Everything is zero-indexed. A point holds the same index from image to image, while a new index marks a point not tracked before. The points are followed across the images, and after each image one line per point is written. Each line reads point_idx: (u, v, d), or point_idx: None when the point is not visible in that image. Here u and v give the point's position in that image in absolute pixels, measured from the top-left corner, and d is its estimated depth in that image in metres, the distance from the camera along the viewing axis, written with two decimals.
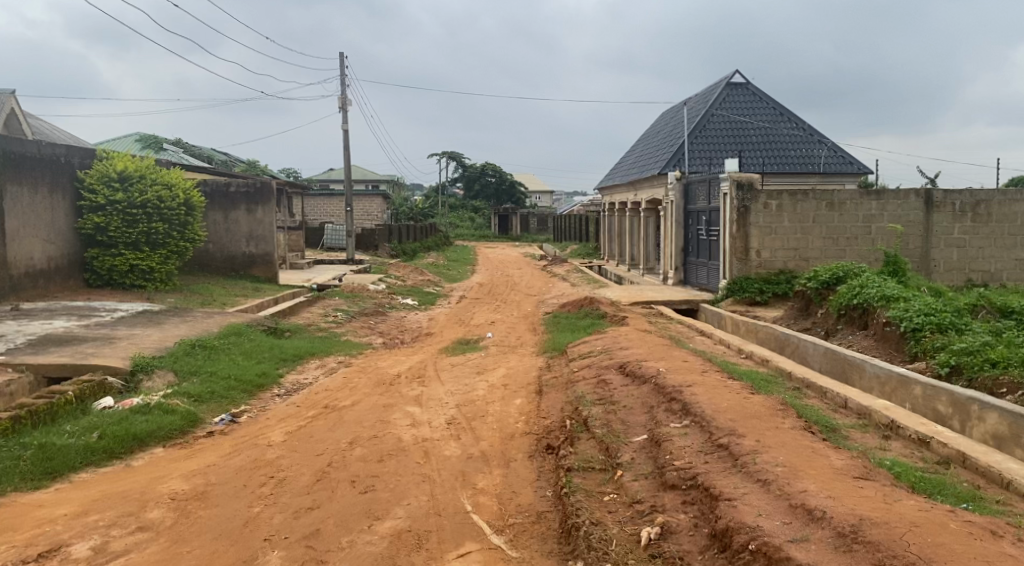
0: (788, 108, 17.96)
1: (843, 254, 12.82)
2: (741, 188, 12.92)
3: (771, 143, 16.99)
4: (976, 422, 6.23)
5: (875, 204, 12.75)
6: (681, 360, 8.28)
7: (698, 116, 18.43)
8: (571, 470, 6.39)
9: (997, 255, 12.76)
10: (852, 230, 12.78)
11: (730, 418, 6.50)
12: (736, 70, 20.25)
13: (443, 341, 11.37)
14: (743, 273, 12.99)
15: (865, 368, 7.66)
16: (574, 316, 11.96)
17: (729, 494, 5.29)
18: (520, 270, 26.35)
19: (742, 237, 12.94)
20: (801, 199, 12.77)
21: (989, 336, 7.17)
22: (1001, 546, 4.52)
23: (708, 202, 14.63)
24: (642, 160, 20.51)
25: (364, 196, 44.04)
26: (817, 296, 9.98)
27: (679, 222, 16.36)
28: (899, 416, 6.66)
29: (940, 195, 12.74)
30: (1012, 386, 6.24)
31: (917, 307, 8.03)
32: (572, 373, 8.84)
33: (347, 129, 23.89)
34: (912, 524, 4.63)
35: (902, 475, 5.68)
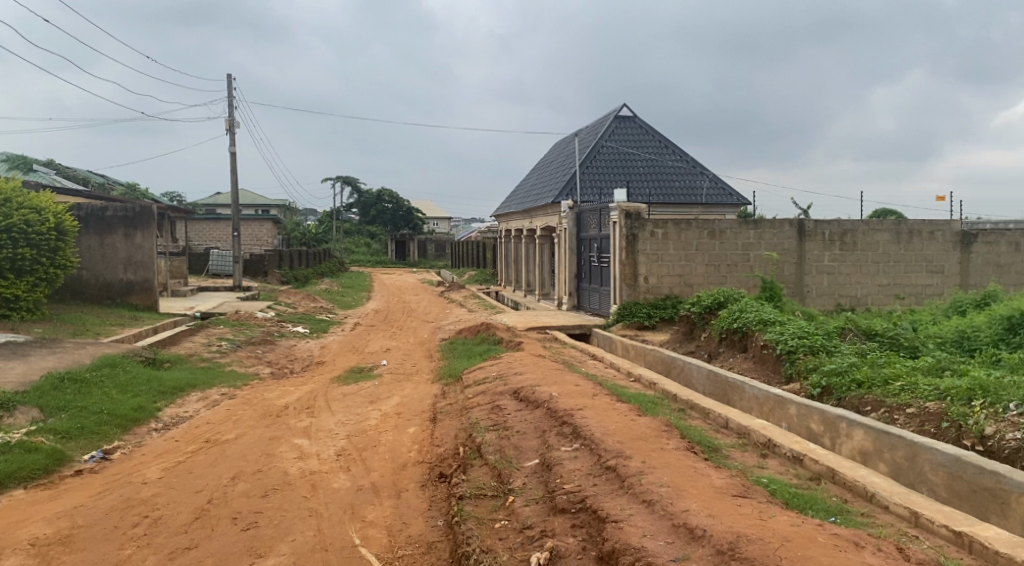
0: (673, 141, 18.81)
1: (725, 281, 13.40)
2: (630, 217, 13.37)
3: (659, 174, 17.71)
4: (845, 439, 6.75)
5: (752, 232, 13.42)
6: (573, 384, 8.37)
7: (588, 147, 19.00)
8: (462, 498, 6.34)
9: (862, 280, 13.59)
10: (733, 257, 13.38)
11: (618, 440, 6.63)
12: (624, 104, 21.05)
13: (335, 369, 11.14)
14: (632, 297, 13.41)
15: (745, 389, 7.98)
16: (470, 342, 11.96)
17: (616, 516, 5.49)
18: (417, 296, 26.33)
19: (631, 263, 13.35)
20: (685, 228, 13.32)
21: (855, 357, 7.61)
22: (862, 556, 4.99)
23: (600, 230, 15.02)
24: (537, 188, 20.90)
25: (253, 220, 43.16)
26: (701, 320, 10.35)
27: (572, 248, 16.67)
28: (775, 434, 6.97)
29: (811, 225, 13.49)
30: (875, 405, 6.80)
31: (791, 331, 8.47)
32: (466, 399, 8.77)
33: (234, 152, 23.19)
34: (784, 539, 5.06)
35: (777, 492, 6.02)
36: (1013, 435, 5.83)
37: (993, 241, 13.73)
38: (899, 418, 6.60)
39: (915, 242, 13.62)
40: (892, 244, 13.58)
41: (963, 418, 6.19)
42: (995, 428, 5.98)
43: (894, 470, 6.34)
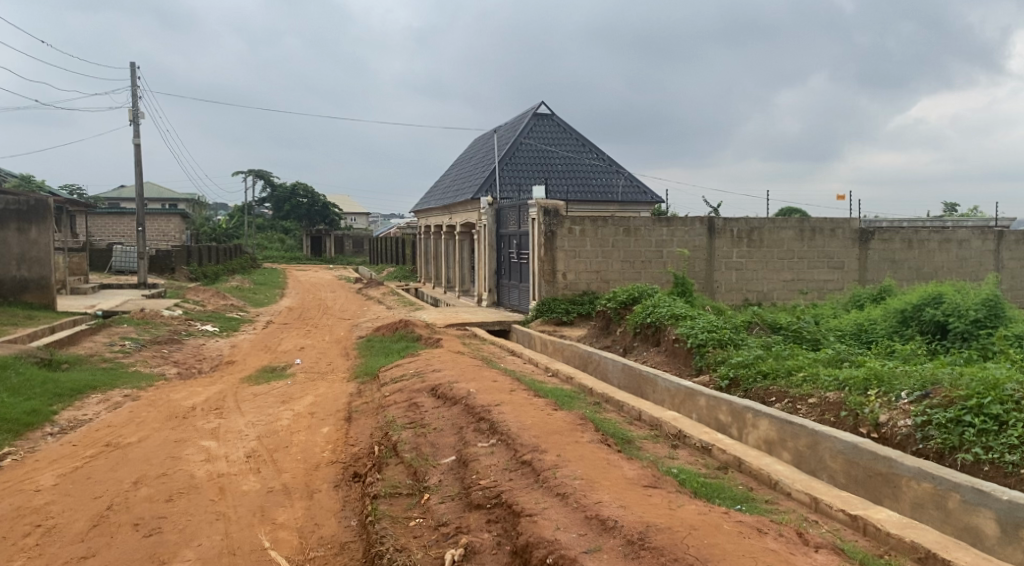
0: (589, 139, 19.10)
1: (640, 277, 13.65)
2: (548, 214, 13.44)
3: (576, 172, 17.99)
4: (751, 429, 6.99)
5: (665, 230, 13.72)
6: (490, 380, 8.40)
7: (507, 144, 19.13)
8: (377, 497, 6.26)
9: (768, 276, 14.09)
10: (646, 254, 13.65)
11: (534, 434, 6.68)
12: (542, 102, 21.32)
13: (246, 369, 10.85)
14: (551, 294, 13.53)
15: (658, 382, 8.15)
16: (388, 340, 11.84)
17: (531, 510, 5.53)
18: (333, 293, 25.93)
19: (549, 260, 13.44)
20: (602, 225, 13.50)
21: (760, 350, 7.90)
22: (764, 542, 5.21)
23: (519, 227, 15.10)
24: (456, 184, 20.92)
25: (160, 214, 41.61)
26: (617, 315, 10.54)
27: (491, 245, 16.71)
28: (685, 426, 7.16)
29: (721, 223, 13.97)
30: (780, 396, 7.09)
31: (702, 325, 8.72)
32: (383, 397, 8.67)
33: (138, 144, 22.28)
34: (691, 528, 5.23)
35: (686, 481, 6.19)
36: (904, 422, 6.25)
37: (889, 239, 14.44)
38: (801, 407, 6.91)
39: (817, 240, 14.20)
40: (796, 240, 14.14)
41: (859, 407, 6.55)
42: (888, 416, 6.39)
43: (797, 458, 6.61)
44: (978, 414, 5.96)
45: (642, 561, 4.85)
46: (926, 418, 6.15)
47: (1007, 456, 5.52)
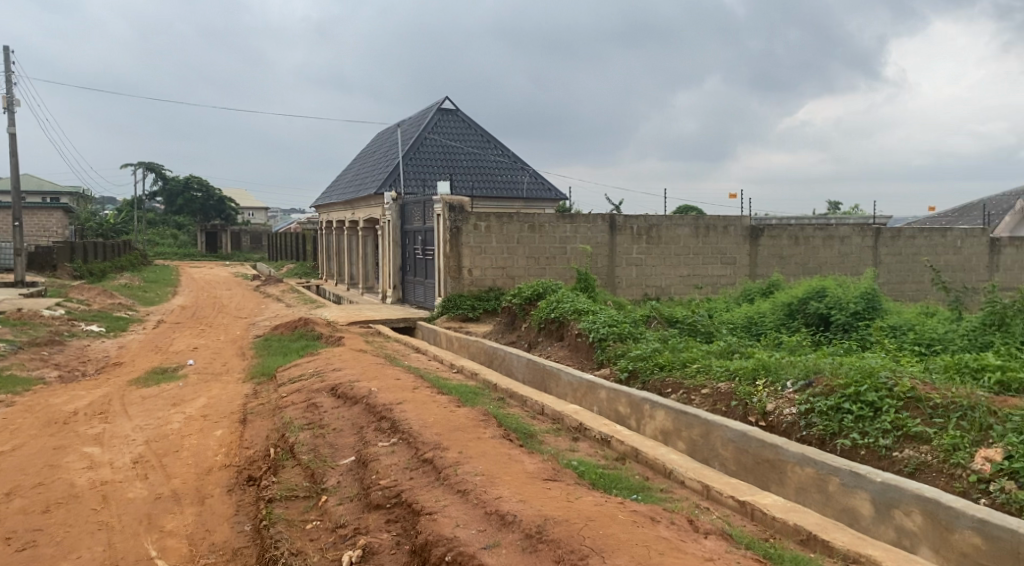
0: (493, 135, 19.48)
1: (544, 273, 13.71)
2: (453, 210, 13.34)
3: (481, 168, 18.33)
4: (648, 420, 7.19)
5: (569, 226, 13.83)
6: (393, 378, 8.33)
7: (411, 138, 19.06)
8: (273, 501, 6.11)
9: (666, 272, 14.50)
10: (551, 250, 13.69)
11: (436, 432, 6.66)
12: (446, 96, 21.38)
13: (134, 371, 10.38)
14: (456, 290, 13.47)
15: (561, 376, 8.28)
16: (286, 339, 11.58)
17: (430, 508, 5.52)
18: (230, 291, 25.10)
19: (454, 256, 13.35)
20: (507, 221, 13.48)
21: (658, 343, 8.14)
22: (657, 531, 5.37)
23: (424, 223, 15.03)
24: (358, 179, 20.70)
25: (41, 208, 39.33)
26: (521, 311, 10.63)
27: (395, 241, 16.55)
28: (586, 418, 7.29)
29: (621, 220, 14.18)
30: (675, 387, 7.32)
31: (603, 319, 8.90)
32: (280, 398, 8.46)
33: (13, 133, 20.89)
34: (588, 519, 5.34)
35: (585, 473, 6.29)
36: (789, 410, 6.56)
37: (776, 236, 15.14)
38: (695, 398, 7.16)
39: (711, 236, 14.73)
40: (691, 237, 14.60)
41: (748, 396, 6.84)
42: (775, 404, 6.69)
43: (691, 447, 6.84)
44: (855, 402, 6.35)
45: (539, 554, 4.91)
46: (809, 405, 6.48)
47: (882, 440, 5.96)
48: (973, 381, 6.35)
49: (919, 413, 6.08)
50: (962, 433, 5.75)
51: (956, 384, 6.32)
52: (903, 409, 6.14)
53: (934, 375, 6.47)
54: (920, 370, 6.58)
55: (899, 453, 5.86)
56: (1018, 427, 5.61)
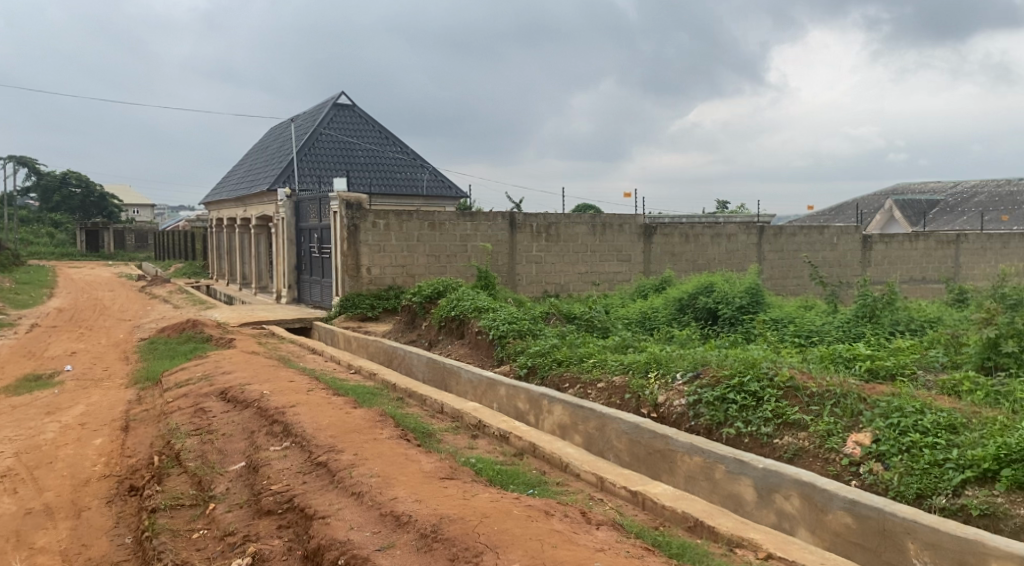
0: (392, 132, 19.48)
1: (445, 271, 13.60)
2: (350, 207, 13.08)
3: (379, 165, 18.33)
4: (546, 415, 7.30)
5: (469, 224, 13.77)
6: (286, 381, 8.16)
7: (305, 134, 18.78)
8: (156, 511, 5.86)
9: (565, 269, 14.72)
10: (451, 248, 13.62)
11: (331, 434, 6.57)
12: (341, 92, 21.17)
13: (3, 379, 9.74)
14: (355, 289, 13.24)
15: (461, 374, 8.31)
16: (174, 342, 11.14)
17: (324, 512, 5.42)
18: (112, 293, 23.83)
19: (352, 254, 13.07)
20: (406, 219, 13.29)
21: (556, 340, 8.29)
22: (551, 524, 5.43)
23: (319, 220, 14.76)
24: (249, 175, 20.12)
25: None
26: (421, 309, 10.61)
27: (290, 239, 16.20)
28: (484, 416, 7.32)
29: (521, 217, 14.26)
30: (572, 381, 7.46)
31: (503, 317, 8.99)
32: (166, 403, 8.12)
33: None
34: (483, 516, 5.35)
35: (483, 470, 6.26)
36: (679, 401, 6.80)
37: (669, 234, 15.69)
38: (591, 392, 7.32)
39: (608, 234, 15.08)
40: (589, 235, 14.90)
41: (641, 389, 7.05)
42: (666, 396, 6.93)
43: (587, 440, 6.99)
44: (739, 392, 6.63)
45: (433, 553, 4.90)
46: (697, 397, 6.73)
47: (763, 428, 6.26)
48: (845, 369, 6.75)
49: (797, 401, 6.41)
50: (835, 419, 6.13)
51: (829, 372, 6.71)
52: (783, 398, 6.47)
53: (811, 364, 6.85)
54: (798, 360, 6.95)
55: (779, 439, 6.17)
56: (884, 412, 6.05)
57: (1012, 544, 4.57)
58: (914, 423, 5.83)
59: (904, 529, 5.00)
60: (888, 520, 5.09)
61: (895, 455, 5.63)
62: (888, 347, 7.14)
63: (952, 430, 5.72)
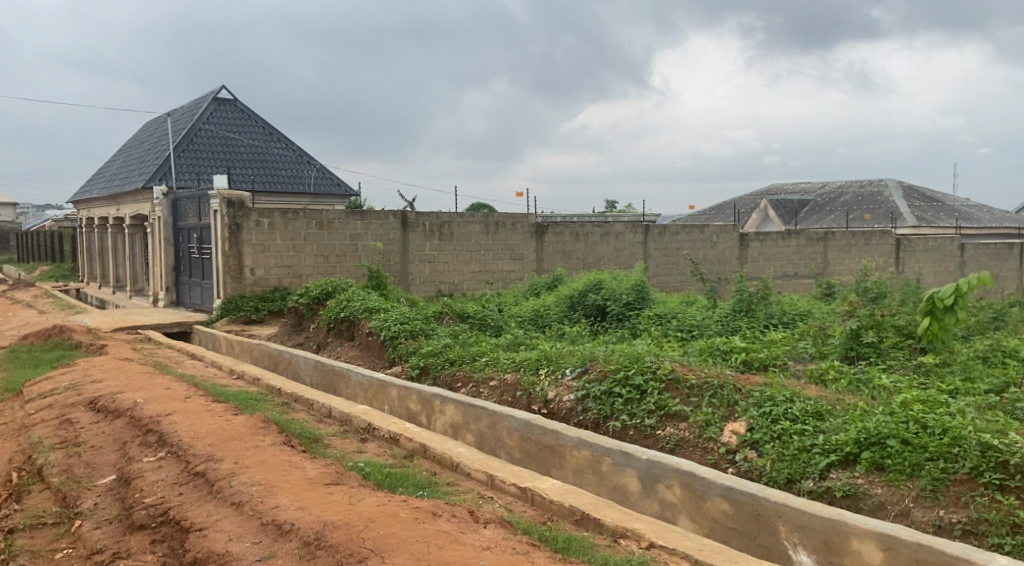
0: (276, 128, 19.12)
1: (334, 271, 13.37)
2: (232, 206, 12.61)
3: (263, 161, 17.96)
4: (438, 415, 7.29)
5: (359, 223, 13.58)
6: (162, 389, 7.83)
7: (183, 129, 18.15)
8: (14, 531, 5.47)
9: (458, 268, 14.73)
10: (340, 247, 13.40)
11: (209, 443, 6.35)
12: (222, 87, 20.58)
13: None
14: (238, 290, 12.74)
15: (351, 376, 8.19)
16: (37, 350, 10.44)
17: (201, 524, 5.22)
18: None
19: (234, 255, 12.60)
20: (292, 217, 12.98)
21: (449, 339, 8.32)
22: (438, 525, 5.38)
23: (199, 219, 14.19)
24: (122, 172, 19.16)
25: None
26: (309, 311, 10.41)
27: (168, 239, 15.52)
28: (375, 418, 7.24)
29: (413, 216, 14.17)
30: (464, 381, 7.50)
31: (394, 317, 8.95)
32: (28, 416, 7.61)
33: None
34: (368, 520, 5.27)
35: (370, 474, 6.16)
36: (568, 397, 6.94)
37: (559, 233, 16.00)
38: (483, 390, 7.37)
39: (501, 233, 15.21)
40: (482, 234, 14.99)
41: (532, 385, 7.15)
42: (555, 392, 7.06)
43: (479, 439, 7.02)
44: (624, 386, 6.82)
45: (316, 561, 4.79)
46: (585, 391, 6.89)
47: (647, 420, 6.45)
48: (722, 361, 7.07)
49: (678, 393, 6.66)
50: (713, 410, 6.39)
51: (708, 364, 7.01)
52: (665, 391, 6.70)
53: (691, 357, 7.13)
54: (679, 353, 7.23)
55: (662, 431, 6.37)
56: (758, 401, 6.36)
57: (870, 522, 4.90)
58: (784, 411, 6.16)
59: (775, 512, 5.26)
60: (761, 504, 5.34)
61: (767, 442, 5.91)
62: (762, 340, 7.57)
63: (818, 417, 6.08)
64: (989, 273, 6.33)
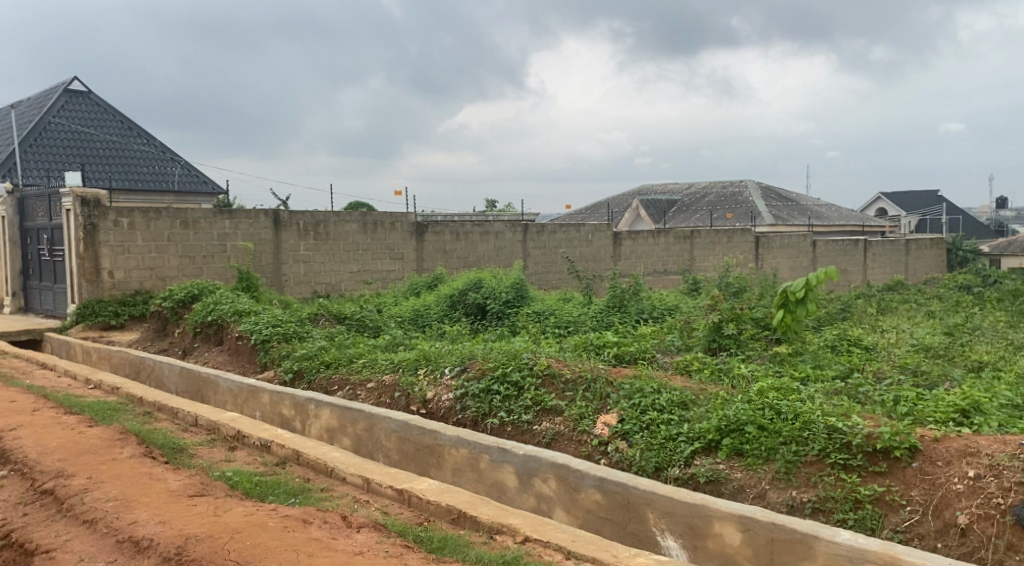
0: (135, 123, 18.39)
1: (200, 273, 12.83)
2: (87, 204, 11.81)
3: (122, 157, 17.19)
4: (313, 419, 7.15)
5: (227, 222, 13.10)
6: (7, 402, 7.28)
7: (29, 123, 17.02)
8: None
9: (335, 268, 14.43)
10: (208, 248, 12.90)
11: (59, 458, 5.96)
12: (72, 78, 19.49)
13: None
14: (94, 295, 12.01)
15: (219, 383, 7.90)
16: None
17: (48, 545, 4.87)
18: None
19: (90, 257, 11.81)
20: (154, 216, 12.34)
21: (324, 342, 8.20)
22: (309, 532, 5.22)
23: (49, 219, 13.22)
24: None
25: None
26: (173, 315, 9.96)
27: (15, 241, 14.40)
28: (244, 426, 7.01)
29: (285, 215, 13.81)
30: (340, 384, 7.40)
31: (266, 320, 8.72)
32: None
33: None
34: (234, 531, 5.06)
35: (238, 483, 5.94)
36: (446, 396, 6.96)
37: (439, 232, 15.99)
38: (360, 393, 7.30)
39: (379, 232, 15.05)
40: (359, 233, 14.78)
41: (410, 386, 7.13)
42: (434, 392, 7.06)
43: (355, 442, 6.92)
44: (502, 383, 6.91)
45: None
46: (463, 390, 6.93)
47: (523, 416, 6.56)
48: (596, 356, 7.30)
49: (554, 388, 6.81)
50: (586, 403, 6.56)
51: (582, 359, 7.22)
52: (541, 386, 6.84)
53: (566, 352, 7.33)
54: (555, 349, 7.41)
55: (538, 426, 6.49)
56: (628, 393, 6.59)
57: (731, 505, 5.17)
58: (652, 402, 6.41)
59: (644, 500, 5.47)
60: (631, 493, 5.54)
61: (637, 432, 6.13)
62: (633, 334, 7.91)
63: (684, 406, 6.37)
64: (836, 267, 6.76)
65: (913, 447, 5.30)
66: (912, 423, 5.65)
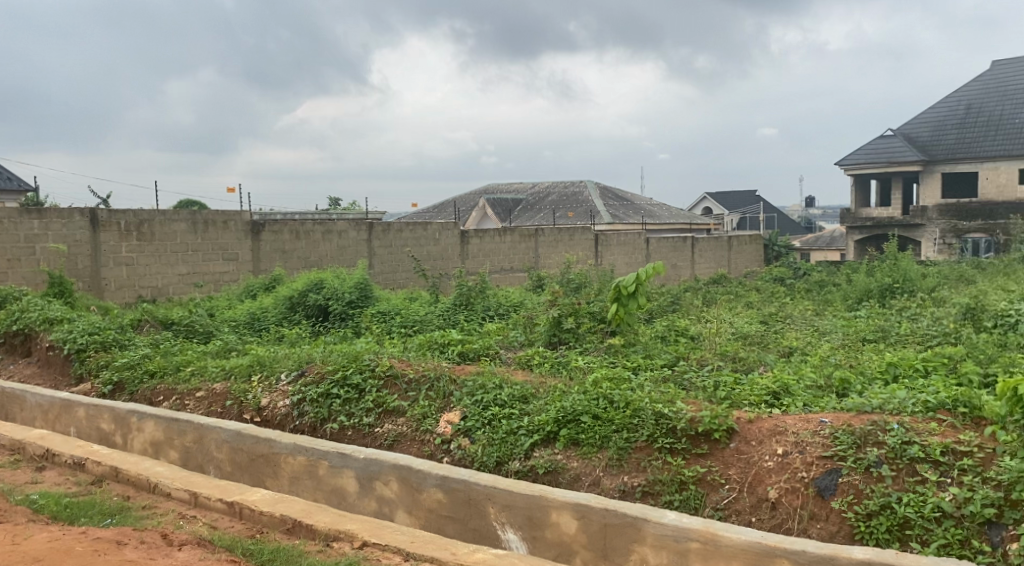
0: None
1: (5, 278, 11.81)
2: None
3: None
4: (136, 433, 6.72)
5: (36, 222, 12.09)
6: None
7: None
8: None
9: (161, 271, 13.59)
10: (13, 251, 11.89)
11: None
12: None
13: None
14: None
15: (26, 398, 7.30)
16: None
17: None
18: None
19: None
20: None
21: (148, 349, 7.78)
22: (122, 554, 4.84)
23: None
24: None
25: None
26: None
27: None
28: (54, 443, 6.49)
29: (104, 214, 12.86)
30: (167, 394, 7.04)
31: (81, 328, 8.13)
32: None
33: None
34: (34, 560, 4.62)
35: (44, 507, 5.45)
36: (283, 402, 6.73)
37: (277, 231, 15.43)
38: (189, 402, 6.95)
39: (211, 232, 14.36)
40: (188, 233, 14.05)
41: (244, 394, 6.85)
42: (270, 398, 6.82)
43: (183, 454, 6.57)
44: (343, 386, 6.77)
45: None
46: (301, 395, 6.74)
47: (364, 419, 6.44)
48: (440, 354, 7.34)
49: (396, 389, 6.76)
50: (429, 402, 6.54)
51: (425, 357, 7.23)
52: (383, 388, 6.77)
53: (410, 352, 7.31)
54: (398, 349, 7.36)
55: (380, 428, 6.40)
56: (471, 390, 6.64)
57: (567, 494, 5.32)
58: (493, 397, 6.50)
59: (485, 495, 5.52)
60: (472, 490, 5.56)
61: (478, 428, 6.18)
62: (478, 332, 8.06)
63: (524, 400, 6.49)
64: (661, 262, 7.27)
65: (731, 428, 5.68)
66: (730, 406, 6.05)
